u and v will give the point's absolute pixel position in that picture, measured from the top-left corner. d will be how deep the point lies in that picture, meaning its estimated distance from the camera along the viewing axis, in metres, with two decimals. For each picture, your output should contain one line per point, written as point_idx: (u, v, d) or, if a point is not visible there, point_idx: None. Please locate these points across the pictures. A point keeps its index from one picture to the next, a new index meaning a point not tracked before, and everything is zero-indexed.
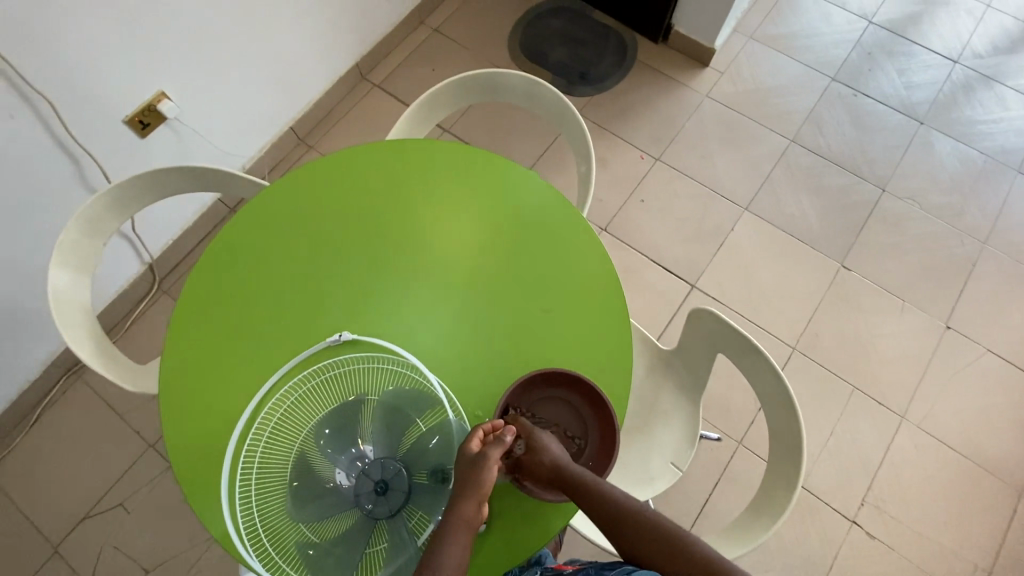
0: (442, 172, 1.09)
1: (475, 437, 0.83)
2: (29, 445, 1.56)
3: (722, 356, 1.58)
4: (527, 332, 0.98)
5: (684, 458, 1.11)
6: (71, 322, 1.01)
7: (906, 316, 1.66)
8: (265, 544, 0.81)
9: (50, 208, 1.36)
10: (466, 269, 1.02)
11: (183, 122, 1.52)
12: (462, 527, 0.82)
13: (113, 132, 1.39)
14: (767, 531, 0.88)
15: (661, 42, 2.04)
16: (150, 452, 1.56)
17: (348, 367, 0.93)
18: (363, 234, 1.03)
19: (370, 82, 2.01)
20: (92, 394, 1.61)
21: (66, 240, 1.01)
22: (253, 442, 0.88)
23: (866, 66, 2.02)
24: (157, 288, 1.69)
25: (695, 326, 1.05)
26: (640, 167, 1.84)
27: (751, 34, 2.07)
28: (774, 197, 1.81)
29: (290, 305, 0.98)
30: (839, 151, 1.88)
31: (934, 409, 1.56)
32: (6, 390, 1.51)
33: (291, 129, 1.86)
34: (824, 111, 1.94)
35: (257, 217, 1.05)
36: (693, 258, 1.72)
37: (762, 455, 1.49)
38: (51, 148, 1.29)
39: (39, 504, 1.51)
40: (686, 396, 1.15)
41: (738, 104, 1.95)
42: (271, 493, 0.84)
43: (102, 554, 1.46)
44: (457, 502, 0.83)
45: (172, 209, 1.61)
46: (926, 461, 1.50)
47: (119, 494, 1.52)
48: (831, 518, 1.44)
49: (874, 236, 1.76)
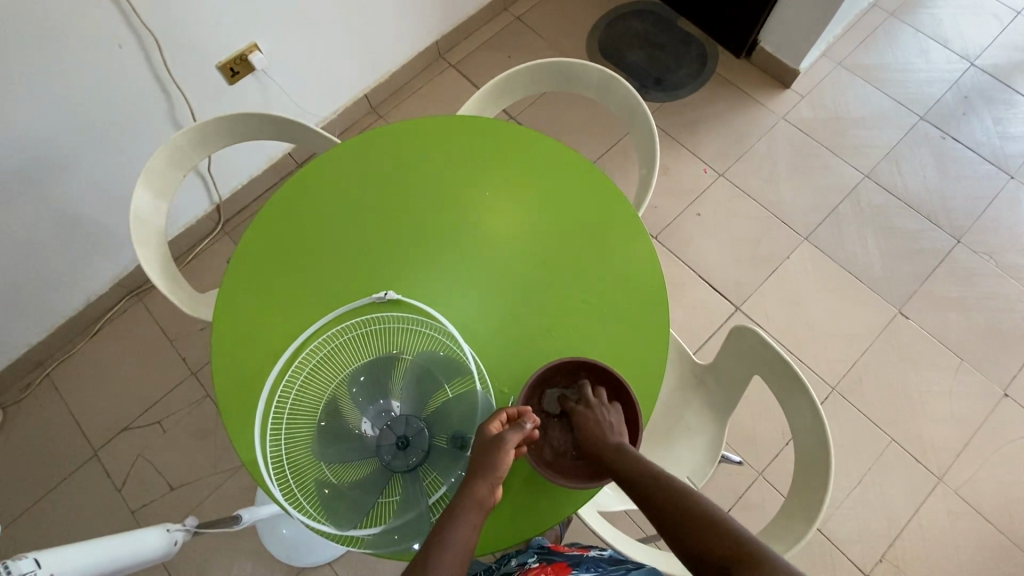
0: (505, 153, 1.11)
1: (494, 419, 0.81)
2: (87, 353, 1.69)
3: (756, 382, 1.54)
4: (564, 321, 0.99)
5: (701, 475, 1.09)
6: (146, 242, 1.08)
7: (961, 376, 1.57)
8: (288, 477, 0.86)
9: (140, 137, 1.46)
10: (515, 251, 1.03)
11: (268, 74, 1.60)
12: (473, 508, 0.78)
13: (206, 75, 1.48)
14: None
15: (743, 58, 1.99)
16: (191, 379, 1.65)
17: (387, 325, 0.96)
18: (421, 203, 1.06)
19: (447, 61, 2.05)
20: (148, 315, 1.72)
21: (152, 166, 1.08)
22: (290, 380, 0.93)
23: (960, 109, 1.91)
24: (220, 228, 1.78)
25: (736, 344, 1.03)
26: (702, 180, 1.81)
27: (840, 61, 1.99)
28: (837, 231, 1.74)
29: (343, 259, 1.02)
30: (915, 193, 1.79)
31: (976, 477, 1.47)
32: (74, 299, 1.64)
33: (365, 96, 1.92)
34: (906, 150, 1.85)
35: (325, 171, 1.09)
36: (742, 280, 1.68)
37: (782, 489, 1.44)
38: (149, 82, 1.38)
39: (87, 408, 1.63)
40: (714, 414, 1.13)
41: (814, 130, 1.88)
42: (300, 431, 0.89)
43: (135, 464, 1.57)
44: (470, 482, 0.79)
45: (245, 155, 1.70)
46: (957, 529, 1.42)
47: (158, 413, 1.62)
48: (844, 567, 1.39)
49: (939, 287, 1.67)
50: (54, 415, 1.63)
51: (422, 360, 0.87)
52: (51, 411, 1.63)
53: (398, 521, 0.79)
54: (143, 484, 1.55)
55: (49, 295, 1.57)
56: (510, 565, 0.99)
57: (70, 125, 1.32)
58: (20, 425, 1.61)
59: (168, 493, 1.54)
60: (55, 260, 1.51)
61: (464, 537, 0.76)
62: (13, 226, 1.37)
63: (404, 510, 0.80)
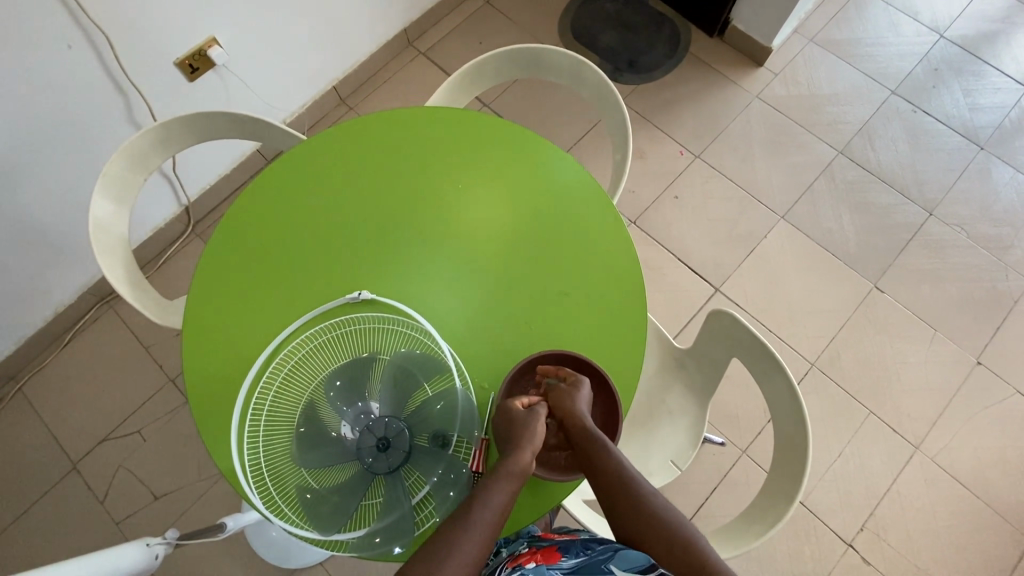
0: (476, 143, 1.09)
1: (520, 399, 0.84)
2: (59, 364, 1.64)
3: (736, 362, 1.56)
4: (543, 314, 0.98)
5: (684, 458, 1.10)
6: (108, 251, 1.05)
7: (935, 347, 1.60)
8: (268, 483, 0.85)
9: (96, 139, 1.40)
10: (489, 244, 1.02)
11: (230, 69, 1.54)
12: (514, 475, 0.77)
13: (165, 74, 1.43)
14: (759, 538, 0.87)
15: (716, 37, 1.98)
16: (169, 386, 1.62)
17: (362, 326, 0.94)
18: (392, 199, 1.04)
19: (416, 49, 2.00)
20: (121, 323, 1.68)
21: (109, 170, 1.04)
22: (266, 386, 0.91)
23: (930, 82, 1.92)
24: (191, 230, 1.74)
25: (713, 328, 1.03)
26: (679, 163, 1.80)
27: (812, 37, 1.99)
28: (813, 208, 1.75)
29: (314, 260, 1.00)
30: (888, 167, 1.80)
31: (951, 444, 1.51)
32: (41, 310, 1.59)
33: (334, 89, 1.87)
34: (879, 125, 1.86)
35: (291, 171, 1.06)
36: (721, 261, 1.69)
37: (765, 466, 1.47)
38: (103, 82, 1.33)
39: (64, 421, 1.59)
40: (695, 397, 1.14)
41: (788, 108, 1.88)
42: (279, 437, 0.87)
43: (116, 476, 1.54)
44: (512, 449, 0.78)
45: (211, 154, 1.65)
46: (934, 495, 1.47)
47: (137, 422, 1.59)
48: (827, 538, 1.42)
49: (913, 260, 1.69)
50: (29, 428, 1.59)
51: (405, 363, 0.86)
52: (25, 425, 1.59)
53: (385, 516, 0.80)
54: (126, 495, 1.52)
55: (15, 307, 1.52)
56: (501, 556, 0.94)
57: (21, 131, 1.27)
58: None
59: (152, 502, 1.51)
60: (17, 271, 1.46)
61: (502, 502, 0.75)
62: None
63: (389, 509, 0.80)
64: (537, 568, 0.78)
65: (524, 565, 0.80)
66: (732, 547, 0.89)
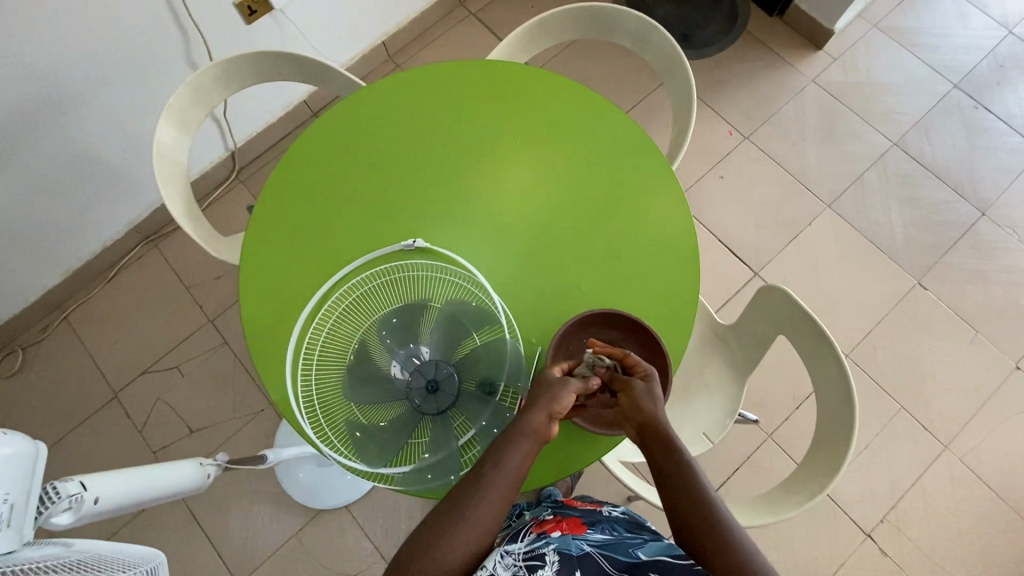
0: (535, 101, 1.08)
1: (558, 366, 0.81)
2: (104, 297, 1.69)
3: (781, 337, 1.54)
4: (594, 275, 0.98)
5: (718, 432, 1.11)
6: (169, 181, 1.07)
7: (974, 348, 1.58)
8: (320, 418, 0.88)
9: (153, 75, 1.42)
10: (542, 204, 1.02)
11: (286, 15, 1.53)
12: (527, 437, 0.76)
13: (224, 16, 1.42)
14: (799, 507, 0.87)
15: (776, 16, 1.92)
16: (208, 326, 1.66)
17: (414, 274, 0.94)
18: (449, 151, 1.04)
19: (467, 9, 1.97)
20: (165, 262, 1.72)
21: (176, 101, 1.05)
22: (320, 326, 0.92)
23: (994, 78, 1.83)
24: (235, 176, 1.76)
25: (762, 303, 1.03)
26: (726, 143, 1.78)
27: (877, 23, 1.91)
28: (861, 199, 1.72)
29: (370, 207, 1.01)
30: (943, 163, 1.75)
31: (981, 445, 1.50)
32: (89, 242, 1.63)
33: (383, 44, 1.86)
34: (937, 119, 1.80)
35: (351, 117, 1.06)
36: (762, 245, 1.67)
37: (789, 451, 1.48)
38: (164, 18, 1.33)
39: (106, 352, 1.64)
40: (733, 373, 1.14)
41: (844, 95, 1.83)
42: (331, 374, 0.90)
43: (155, 408, 1.59)
44: (527, 411, 0.77)
45: (260, 100, 1.65)
46: (958, 494, 1.46)
47: (176, 358, 1.64)
48: (845, 526, 1.44)
49: (959, 259, 1.66)
50: (74, 355, 1.64)
51: (454, 312, 0.88)
52: (69, 352, 1.65)
53: (431, 446, 0.84)
54: (163, 426, 1.58)
55: (67, 236, 1.56)
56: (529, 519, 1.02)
57: (83, 61, 1.28)
58: (39, 364, 1.63)
59: (187, 435, 1.57)
60: (71, 200, 1.50)
61: (515, 465, 0.75)
62: (31, 162, 1.36)
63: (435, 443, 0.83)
64: (563, 536, 0.86)
65: (551, 534, 0.88)
66: (767, 515, 0.89)
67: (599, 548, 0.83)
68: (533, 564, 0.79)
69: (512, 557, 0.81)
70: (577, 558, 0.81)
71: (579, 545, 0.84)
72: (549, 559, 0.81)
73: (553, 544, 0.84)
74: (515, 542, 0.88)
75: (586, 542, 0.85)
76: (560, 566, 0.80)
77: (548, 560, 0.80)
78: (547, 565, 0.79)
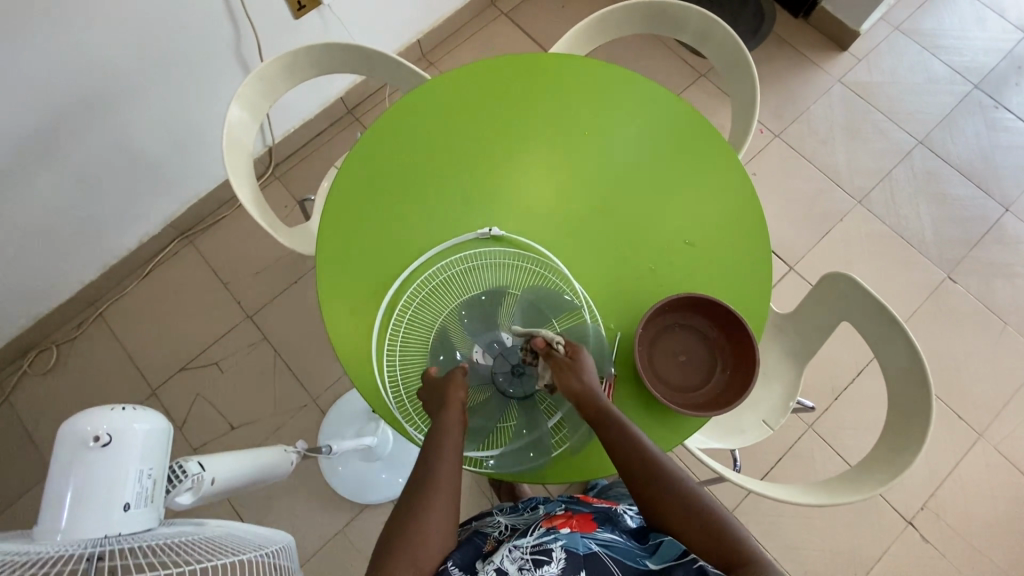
0: (598, 93, 1.08)
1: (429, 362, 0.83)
2: (138, 293, 1.67)
3: (846, 324, 1.57)
4: (669, 262, 0.98)
5: (777, 419, 1.14)
6: (237, 170, 1.07)
7: (1004, 340, 1.62)
8: (406, 403, 0.89)
9: (204, 70, 1.42)
10: (613, 194, 1.02)
11: (332, 10, 1.53)
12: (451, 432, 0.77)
13: (275, 10, 1.42)
14: (883, 485, 0.90)
15: (801, 18, 1.97)
16: (247, 322, 1.65)
17: (492, 261, 0.96)
18: (516, 141, 1.04)
19: (498, 9, 1.99)
20: (201, 258, 1.71)
21: (244, 91, 1.07)
22: (402, 312, 0.93)
23: (1013, 78, 1.89)
24: (271, 171, 1.75)
25: (826, 291, 1.05)
26: (758, 141, 1.81)
27: (898, 25, 1.96)
28: (890, 195, 1.76)
29: (440, 197, 1.00)
30: (967, 161, 1.80)
31: (1015, 434, 1.53)
32: (127, 238, 1.61)
33: (418, 42, 1.87)
34: (960, 118, 1.85)
35: (415, 110, 1.05)
36: (796, 241, 1.71)
37: (830, 441, 1.50)
38: (220, 11, 1.33)
39: (143, 348, 1.63)
40: (791, 361, 1.16)
41: (870, 94, 1.88)
42: (415, 359, 0.91)
43: (194, 404, 1.58)
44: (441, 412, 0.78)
45: (301, 95, 1.65)
46: (995, 482, 1.49)
47: (214, 354, 1.62)
48: (888, 514, 1.46)
49: (986, 253, 1.70)
50: (108, 352, 1.62)
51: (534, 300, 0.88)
52: (104, 349, 1.62)
53: (525, 425, 0.84)
54: (203, 424, 1.56)
55: (105, 231, 1.55)
56: (539, 511, 0.98)
57: (140, 53, 1.28)
58: (73, 361, 1.61)
59: (228, 432, 1.55)
60: (113, 195, 1.48)
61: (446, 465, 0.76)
62: (81, 154, 1.34)
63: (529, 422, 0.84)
64: (572, 533, 0.79)
65: (558, 530, 0.80)
66: (852, 494, 0.92)
67: (607, 548, 0.76)
68: (540, 559, 0.72)
69: (519, 549, 0.75)
70: (584, 558, 0.74)
71: (587, 544, 0.76)
72: (556, 555, 0.74)
73: (561, 540, 0.76)
74: (521, 535, 0.81)
75: (594, 541, 0.77)
76: (566, 565, 0.72)
77: (554, 557, 0.73)
78: (553, 562, 0.72)
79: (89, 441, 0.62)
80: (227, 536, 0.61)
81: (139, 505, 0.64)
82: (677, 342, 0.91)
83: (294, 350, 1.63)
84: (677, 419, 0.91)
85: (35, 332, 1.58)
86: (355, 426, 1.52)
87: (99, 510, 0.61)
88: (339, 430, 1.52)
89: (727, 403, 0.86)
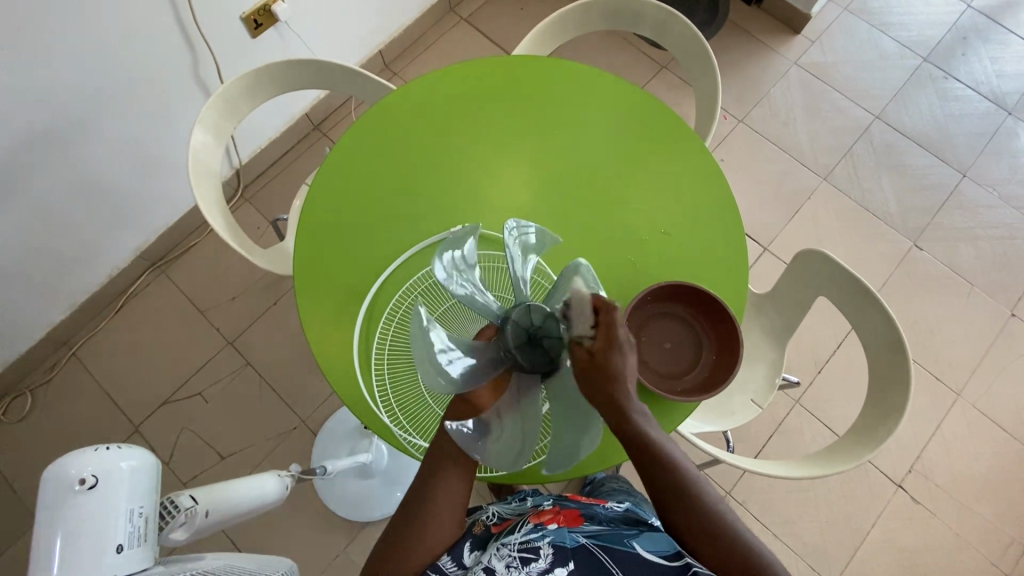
0: (565, 93, 1.08)
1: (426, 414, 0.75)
2: (112, 329, 1.63)
3: (823, 297, 1.62)
4: (647, 252, 1.00)
5: (765, 397, 1.16)
6: (206, 193, 1.06)
7: (972, 301, 1.68)
8: (396, 409, 0.89)
9: (163, 98, 1.39)
10: (587, 191, 1.02)
11: (290, 26, 1.52)
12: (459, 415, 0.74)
13: (232, 30, 1.41)
14: (873, 450, 0.92)
15: (754, 6, 2.02)
16: (228, 348, 1.62)
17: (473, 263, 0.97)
18: (486, 146, 1.04)
19: (458, 15, 2.00)
20: (175, 288, 1.67)
21: (207, 113, 1.05)
22: (389, 319, 0.93)
23: (959, 49, 1.97)
24: (240, 194, 1.72)
25: (801, 268, 1.08)
26: (722, 127, 1.85)
27: (846, 6, 2.02)
28: (854, 170, 1.81)
29: (415, 206, 0.99)
30: (922, 132, 1.87)
31: (990, 390, 1.59)
32: (95, 273, 1.56)
33: (380, 54, 1.86)
34: (913, 91, 1.91)
35: (383, 121, 1.04)
36: (768, 222, 1.75)
37: (818, 414, 1.54)
38: (175, 34, 1.30)
39: (121, 385, 1.58)
40: (773, 339, 1.19)
41: (827, 74, 1.93)
42: (404, 369, 0.91)
43: (181, 437, 1.54)
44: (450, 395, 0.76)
45: (267, 115, 1.63)
46: (976, 438, 1.55)
47: (198, 384, 1.59)
48: (878, 480, 1.50)
49: (948, 219, 1.76)
50: (85, 392, 1.57)
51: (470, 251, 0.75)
52: (80, 389, 1.57)
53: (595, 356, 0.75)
54: (192, 456, 1.52)
55: (74, 268, 1.50)
56: (527, 503, 0.99)
57: (94, 83, 1.25)
58: (50, 405, 1.55)
59: (218, 462, 1.52)
60: (76, 230, 1.44)
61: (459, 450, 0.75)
62: (40, 191, 1.31)
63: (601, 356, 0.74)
64: (560, 528, 0.80)
65: (547, 525, 0.80)
66: (846, 461, 0.94)
67: (594, 540, 0.77)
68: (527, 557, 0.73)
69: (508, 547, 0.76)
70: (572, 550, 0.75)
71: (574, 538, 0.77)
72: (544, 552, 0.74)
73: (549, 536, 0.77)
74: (510, 532, 0.81)
75: (582, 535, 0.78)
76: (554, 559, 0.73)
77: (542, 553, 0.74)
78: (541, 558, 0.73)
79: (73, 485, 0.61)
80: (222, 568, 0.61)
81: (133, 544, 0.63)
82: (660, 326, 0.93)
83: (278, 372, 1.60)
84: (672, 402, 0.91)
85: (6, 378, 1.53)
86: (348, 443, 1.49)
87: (92, 552, 0.60)
88: (332, 449, 1.50)
89: (717, 383, 0.88)
